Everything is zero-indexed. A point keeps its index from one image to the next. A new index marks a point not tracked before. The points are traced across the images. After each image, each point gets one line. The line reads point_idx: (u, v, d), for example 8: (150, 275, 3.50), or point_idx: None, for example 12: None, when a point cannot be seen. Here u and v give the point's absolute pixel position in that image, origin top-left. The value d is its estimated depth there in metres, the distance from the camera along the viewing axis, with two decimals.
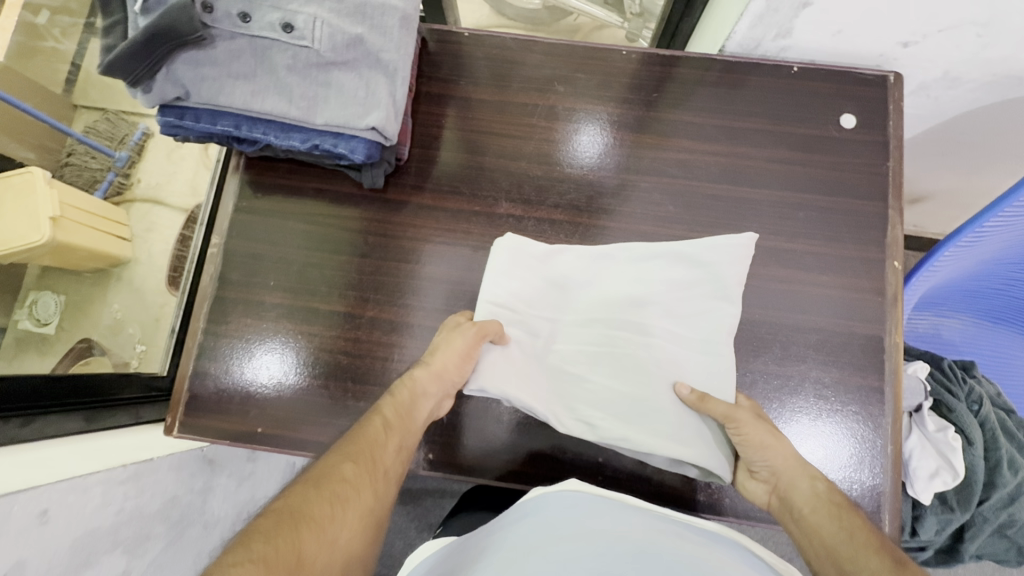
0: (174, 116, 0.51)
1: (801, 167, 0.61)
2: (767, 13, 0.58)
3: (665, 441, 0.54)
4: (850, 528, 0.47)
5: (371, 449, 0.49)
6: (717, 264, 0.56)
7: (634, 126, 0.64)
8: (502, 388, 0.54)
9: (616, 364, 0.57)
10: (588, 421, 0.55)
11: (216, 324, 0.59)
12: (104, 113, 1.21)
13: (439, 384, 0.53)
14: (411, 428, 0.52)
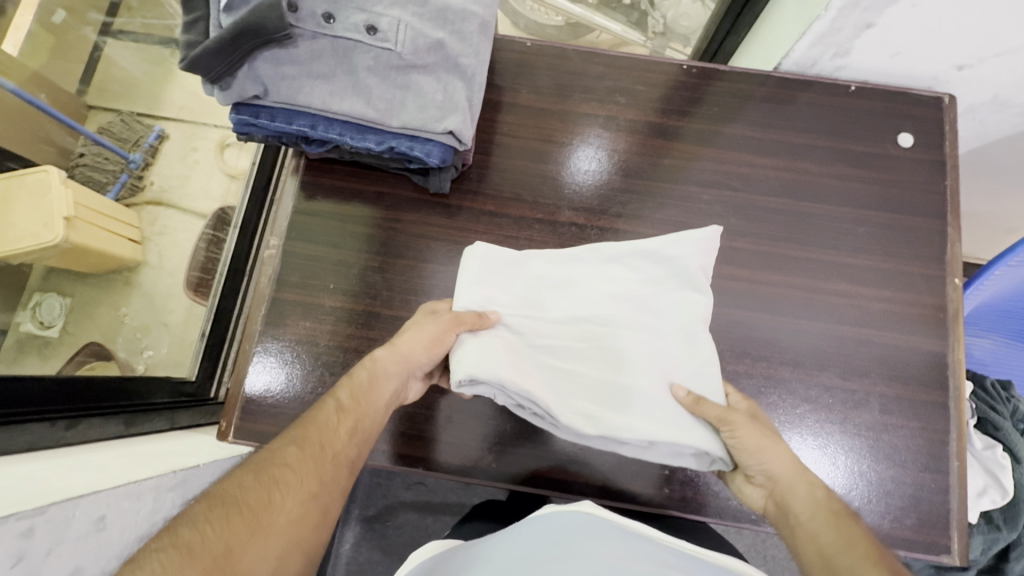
0: (249, 115, 0.50)
1: (861, 184, 0.62)
2: (830, 32, 0.60)
3: (662, 428, 0.49)
4: (848, 538, 0.44)
5: (322, 434, 0.45)
6: (687, 255, 0.53)
7: (693, 139, 0.64)
8: (498, 375, 0.47)
9: (606, 357, 0.52)
10: (585, 414, 0.49)
11: (274, 326, 0.58)
12: (118, 114, 1.20)
13: (402, 363, 0.50)
14: (368, 410, 0.48)
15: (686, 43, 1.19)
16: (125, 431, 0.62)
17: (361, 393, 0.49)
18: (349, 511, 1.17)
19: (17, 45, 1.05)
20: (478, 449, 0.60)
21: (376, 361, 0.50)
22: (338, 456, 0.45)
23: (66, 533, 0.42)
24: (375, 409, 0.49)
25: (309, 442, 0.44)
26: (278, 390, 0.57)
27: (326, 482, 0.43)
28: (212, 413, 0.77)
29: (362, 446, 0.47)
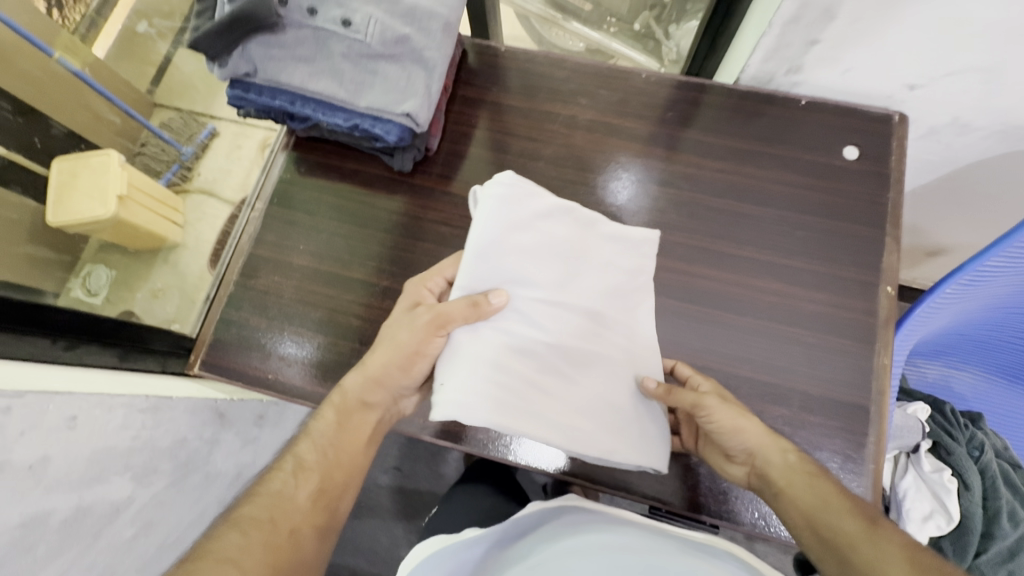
0: (241, 90, 0.59)
1: (805, 191, 0.64)
2: (779, 47, 0.64)
3: (637, 447, 0.55)
4: (824, 495, 0.48)
5: (279, 512, 0.52)
6: (649, 260, 0.60)
7: (647, 140, 0.68)
8: (506, 413, 0.48)
9: (602, 370, 0.55)
10: (586, 437, 0.52)
11: (247, 278, 0.66)
12: (178, 112, 1.35)
13: (380, 388, 0.56)
14: (327, 464, 0.55)
15: None
16: (118, 362, 0.68)
17: (320, 446, 0.56)
18: None
19: (106, 49, 1.27)
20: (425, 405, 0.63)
21: (346, 388, 0.56)
22: (296, 528, 0.52)
23: (41, 422, 0.50)
24: (335, 462, 0.56)
25: (265, 521, 0.51)
26: (243, 333, 0.64)
27: (295, 560, 0.51)
28: None
29: (328, 506, 0.55)
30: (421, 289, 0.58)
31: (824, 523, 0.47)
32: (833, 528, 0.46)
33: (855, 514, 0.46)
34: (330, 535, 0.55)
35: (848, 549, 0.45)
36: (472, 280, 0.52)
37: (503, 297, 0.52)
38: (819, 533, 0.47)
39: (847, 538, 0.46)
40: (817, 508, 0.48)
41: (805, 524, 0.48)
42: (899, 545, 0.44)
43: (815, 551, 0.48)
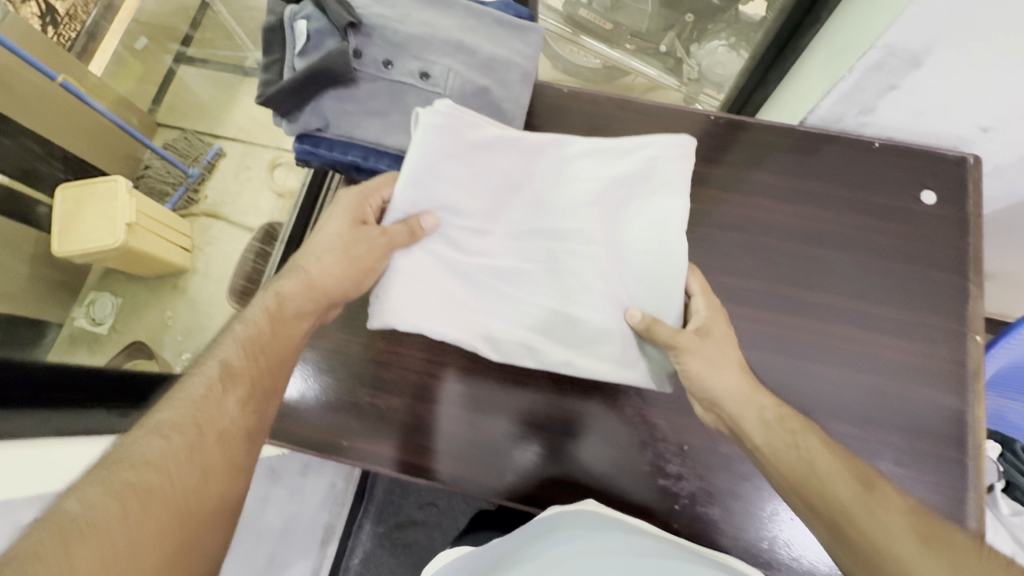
0: (310, 145, 0.56)
1: (880, 235, 0.63)
2: (853, 92, 0.63)
3: (611, 365, 0.55)
4: (809, 458, 0.47)
5: (205, 413, 0.45)
6: (660, 161, 0.55)
7: (717, 183, 0.67)
8: (431, 326, 0.54)
9: (559, 289, 0.56)
10: (528, 349, 0.56)
11: (313, 336, 0.63)
12: (182, 132, 1.35)
13: (315, 297, 0.55)
14: (261, 368, 0.50)
15: (719, 90, 1.19)
16: None
17: (256, 347, 0.51)
18: (362, 525, 1.20)
19: (102, 66, 1.27)
20: (467, 460, 0.59)
21: (284, 295, 0.54)
22: (226, 433, 0.45)
23: None
24: (266, 369, 0.50)
25: (190, 426, 0.44)
26: (309, 396, 0.61)
27: (225, 471, 0.44)
28: None
29: (257, 412, 0.48)
30: (364, 206, 0.56)
31: (812, 486, 0.46)
32: (825, 497, 0.45)
33: (850, 479, 0.45)
34: (259, 446, 0.48)
35: (844, 520, 0.43)
36: (406, 204, 0.53)
37: (434, 221, 0.54)
38: (801, 494, 0.47)
39: (841, 509, 0.44)
40: (802, 474, 0.47)
41: (788, 482, 0.48)
42: (897, 511, 0.41)
43: (792, 498, 0.48)
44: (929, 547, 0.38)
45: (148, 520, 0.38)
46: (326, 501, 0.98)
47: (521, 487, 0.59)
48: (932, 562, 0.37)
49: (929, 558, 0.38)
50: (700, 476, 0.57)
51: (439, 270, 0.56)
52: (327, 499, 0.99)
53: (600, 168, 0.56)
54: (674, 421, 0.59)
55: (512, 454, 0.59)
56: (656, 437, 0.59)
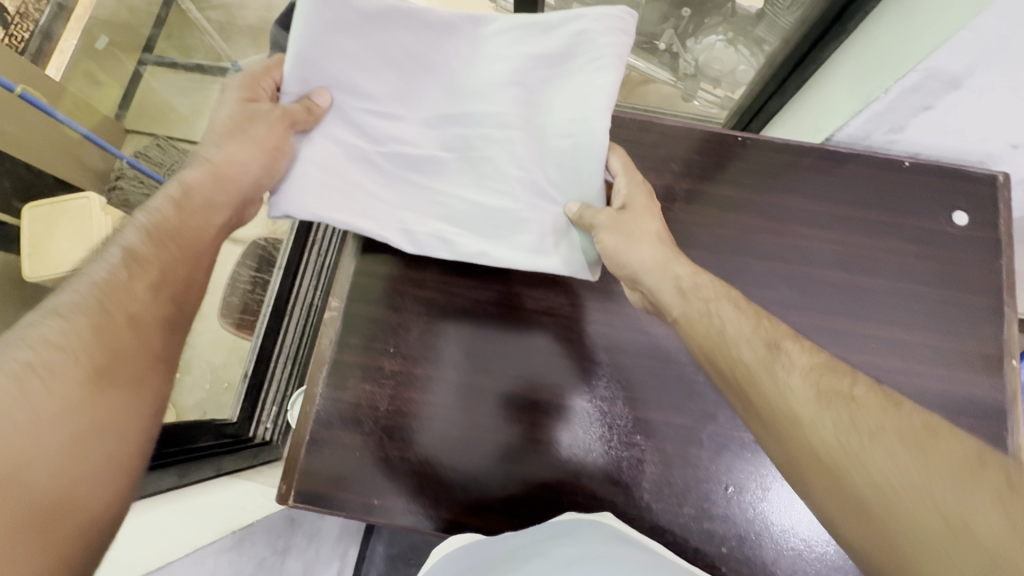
0: None
1: (917, 260, 0.62)
2: (886, 111, 0.61)
3: (528, 255, 0.57)
4: (719, 324, 0.48)
5: (111, 296, 0.43)
6: (588, 36, 0.50)
7: (749, 209, 0.65)
8: (340, 218, 0.53)
9: (474, 175, 0.56)
10: (440, 240, 0.57)
11: (335, 388, 0.59)
12: (153, 139, 1.26)
13: (228, 187, 0.50)
14: (172, 255, 0.47)
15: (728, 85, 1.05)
16: (179, 482, 0.66)
17: (168, 231, 0.47)
18: (376, 549, 1.17)
19: (60, 69, 1.18)
20: (481, 473, 0.58)
21: (190, 183, 0.50)
22: (137, 318, 0.43)
23: None
24: (179, 255, 0.47)
25: (95, 307, 0.42)
26: (337, 454, 0.57)
27: (140, 356, 0.43)
28: (250, 459, 0.83)
29: (171, 299, 0.46)
30: (259, 86, 0.53)
31: (720, 354, 0.47)
32: (730, 360, 0.46)
33: (755, 343, 0.45)
34: (179, 334, 0.47)
35: (746, 381, 0.44)
36: (299, 84, 0.51)
37: (328, 98, 0.52)
38: (717, 364, 0.47)
39: (746, 371, 0.44)
40: (715, 341, 0.47)
41: (703, 354, 0.49)
42: (799, 372, 0.42)
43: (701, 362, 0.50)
44: (818, 403, 0.39)
45: (49, 398, 0.37)
46: (341, 536, 0.95)
47: (520, 487, 0.58)
48: (838, 419, 0.38)
49: (833, 417, 0.38)
50: (750, 518, 0.56)
51: (349, 156, 0.55)
52: (341, 533, 0.96)
53: (519, 45, 0.52)
54: (721, 461, 0.57)
55: (490, 437, 0.58)
56: (699, 479, 0.57)
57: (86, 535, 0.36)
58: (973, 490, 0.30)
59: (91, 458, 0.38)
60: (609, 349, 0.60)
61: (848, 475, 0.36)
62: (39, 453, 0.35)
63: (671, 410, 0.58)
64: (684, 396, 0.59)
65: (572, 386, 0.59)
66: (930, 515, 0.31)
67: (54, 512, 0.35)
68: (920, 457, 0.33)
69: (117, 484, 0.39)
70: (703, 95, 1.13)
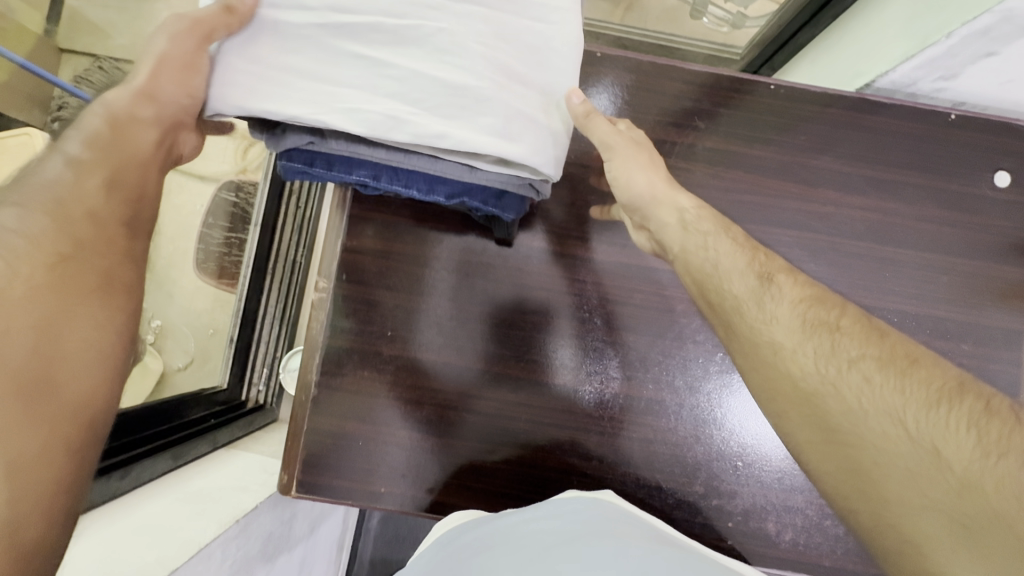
0: (303, 162, 0.45)
1: (950, 228, 0.58)
2: (942, 57, 0.54)
3: (491, 141, 0.41)
4: (716, 257, 0.47)
5: (62, 192, 0.36)
6: None
7: (778, 171, 0.59)
8: (268, 106, 0.40)
9: (428, 48, 0.41)
10: (393, 122, 0.40)
11: (331, 376, 0.55)
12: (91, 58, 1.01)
13: (154, 105, 0.40)
14: (118, 160, 0.39)
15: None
16: (175, 464, 0.63)
17: (101, 143, 0.39)
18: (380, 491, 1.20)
19: None
20: (476, 450, 0.56)
21: (110, 100, 0.40)
22: (98, 215, 0.37)
23: None
24: (126, 162, 0.39)
25: (49, 202, 0.35)
26: (339, 444, 0.55)
27: (107, 252, 0.37)
28: (245, 425, 0.81)
29: (129, 205, 0.39)
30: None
31: (712, 286, 0.46)
32: (721, 293, 0.46)
33: (747, 275, 0.45)
34: (142, 239, 0.40)
35: (733, 312, 0.44)
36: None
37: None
38: (708, 296, 0.47)
39: (735, 302, 0.45)
40: (708, 272, 0.46)
41: (694, 286, 0.48)
42: (789, 302, 0.43)
43: (699, 303, 0.48)
44: (805, 333, 0.41)
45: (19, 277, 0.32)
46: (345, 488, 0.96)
47: (513, 454, 0.56)
48: (820, 347, 0.40)
49: (817, 345, 0.40)
50: (756, 493, 0.56)
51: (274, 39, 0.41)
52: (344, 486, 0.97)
53: None
54: (733, 438, 0.56)
55: (480, 403, 0.56)
56: (711, 457, 0.56)
57: (66, 437, 0.32)
58: (945, 414, 0.34)
59: (69, 338, 0.33)
60: (622, 330, 0.57)
61: (824, 397, 0.38)
62: (8, 329, 0.30)
63: (680, 380, 0.57)
64: (699, 376, 0.57)
65: (583, 367, 0.57)
66: (899, 431, 0.35)
67: (36, 390, 0.31)
68: (898, 384, 0.37)
69: (99, 384, 0.35)
70: (713, 10, 0.85)
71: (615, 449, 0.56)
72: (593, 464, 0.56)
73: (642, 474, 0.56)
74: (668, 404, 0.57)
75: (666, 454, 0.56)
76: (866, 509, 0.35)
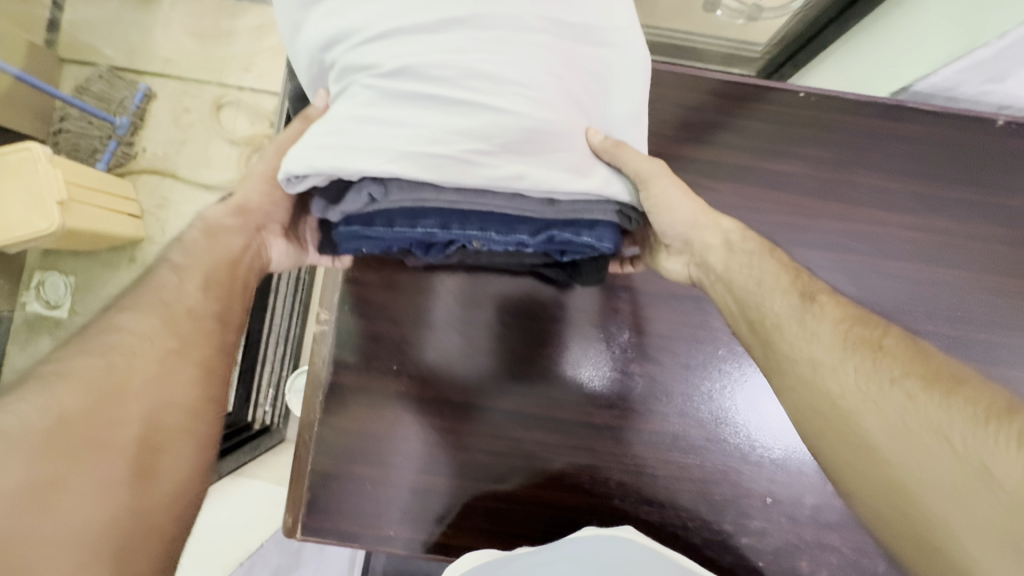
0: (361, 224, 0.43)
1: (1001, 244, 0.54)
2: (993, 60, 0.49)
3: (568, 177, 0.40)
4: (760, 276, 0.45)
5: (164, 295, 0.45)
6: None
7: (812, 188, 0.55)
8: (339, 163, 0.37)
9: (497, 82, 0.38)
10: (466, 164, 0.38)
11: (335, 416, 0.53)
12: (98, 71, 1.09)
13: (242, 216, 0.49)
14: (208, 263, 0.47)
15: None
16: None
17: (198, 250, 0.48)
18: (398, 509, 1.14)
19: None
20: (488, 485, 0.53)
21: (209, 218, 0.49)
22: (193, 312, 0.45)
23: None
24: (215, 261, 0.47)
25: (159, 305, 0.44)
26: (345, 486, 0.52)
27: (203, 345, 0.45)
28: (251, 451, 0.79)
29: (221, 297, 0.47)
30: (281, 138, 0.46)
31: (752, 305, 0.45)
32: (762, 312, 0.44)
33: (790, 292, 0.44)
34: (234, 328, 0.47)
35: (775, 330, 0.43)
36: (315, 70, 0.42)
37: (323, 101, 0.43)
38: (748, 314, 0.45)
39: (776, 320, 0.43)
40: (750, 290, 0.45)
41: (734, 304, 0.46)
42: (832, 322, 0.41)
43: (742, 329, 0.46)
44: (847, 352, 0.39)
45: (133, 372, 0.41)
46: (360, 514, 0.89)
47: (526, 487, 0.53)
48: (861, 366, 0.39)
49: (859, 364, 0.39)
50: (790, 531, 0.53)
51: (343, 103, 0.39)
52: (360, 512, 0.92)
53: None
54: (762, 473, 0.53)
55: (491, 436, 0.53)
56: (738, 494, 0.53)
57: (159, 528, 0.39)
58: (995, 433, 0.31)
59: (170, 432, 0.41)
60: (640, 358, 0.54)
61: (858, 417, 0.37)
62: (123, 420, 0.39)
63: (705, 410, 0.54)
64: (727, 407, 0.54)
65: (598, 399, 0.54)
66: (943, 450, 0.33)
67: (137, 483, 0.38)
68: (942, 402, 0.34)
69: (188, 479, 0.41)
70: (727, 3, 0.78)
71: (641, 487, 0.53)
72: (610, 503, 0.53)
73: (666, 512, 0.53)
74: (692, 438, 0.53)
75: (691, 491, 0.53)
76: (907, 537, 0.34)
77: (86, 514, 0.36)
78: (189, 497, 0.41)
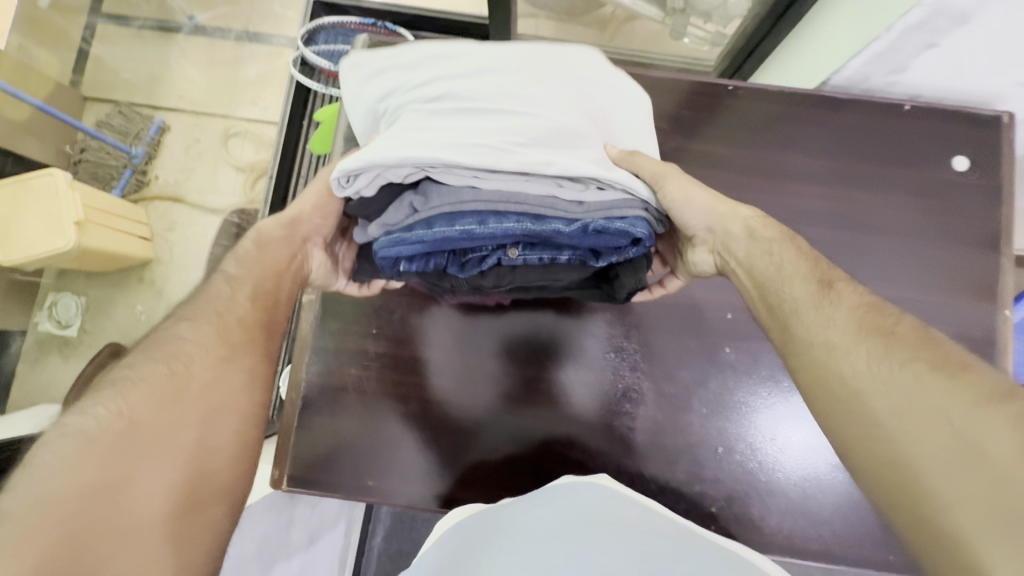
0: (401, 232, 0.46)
1: (913, 211, 0.60)
2: (889, 51, 0.57)
3: (594, 165, 0.45)
4: (780, 262, 0.47)
5: (218, 306, 0.46)
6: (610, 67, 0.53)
7: (743, 167, 0.62)
8: (394, 152, 0.43)
9: (524, 101, 0.47)
10: (502, 151, 0.44)
11: (321, 376, 0.58)
12: (116, 106, 1.19)
13: (289, 227, 0.51)
14: (258, 274, 0.49)
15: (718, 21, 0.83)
16: None
17: (248, 261, 0.49)
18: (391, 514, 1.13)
19: None
20: (460, 437, 0.57)
21: (262, 231, 0.51)
22: (242, 320, 0.46)
23: None
24: (265, 272, 0.49)
25: (213, 315, 0.45)
26: (329, 441, 0.57)
27: (252, 352, 0.45)
28: None
29: (266, 307, 0.48)
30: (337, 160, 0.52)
31: (772, 290, 0.47)
32: (781, 296, 0.46)
33: (808, 279, 0.45)
34: (277, 337, 0.48)
35: (792, 315, 0.44)
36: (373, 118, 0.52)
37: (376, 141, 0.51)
38: (768, 300, 0.47)
39: (794, 305, 0.45)
40: (771, 276, 0.47)
41: (756, 290, 0.48)
42: (848, 307, 0.42)
43: (761, 312, 0.48)
44: (859, 336, 0.40)
45: (192, 379, 0.41)
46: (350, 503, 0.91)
47: (496, 442, 0.58)
48: (873, 351, 0.39)
49: (871, 348, 0.39)
50: (740, 477, 0.57)
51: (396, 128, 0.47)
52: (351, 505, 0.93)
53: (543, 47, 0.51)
54: (712, 423, 0.58)
55: (464, 394, 0.58)
56: (692, 444, 0.57)
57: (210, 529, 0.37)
58: (992, 411, 0.31)
59: (219, 437, 0.40)
60: (595, 321, 0.60)
61: (863, 397, 0.37)
62: (182, 424, 0.39)
63: (657, 367, 0.59)
64: (676, 364, 0.59)
65: (557, 358, 0.59)
66: (944, 428, 0.33)
67: (194, 487, 0.37)
68: (944, 385, 0.34)
69: (235, 485, 0.40)
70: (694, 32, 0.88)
71: (601, 440, 0.57)
72: (572, 454, 0.57)
73: (624, 462, 0.57)
74: (645, 393, 0.58)
75: (648, 442, 0.57)
76: (910, 520, 0.33)
77: (146, 514, 0.35)
78: (239, 502, 0.39)
